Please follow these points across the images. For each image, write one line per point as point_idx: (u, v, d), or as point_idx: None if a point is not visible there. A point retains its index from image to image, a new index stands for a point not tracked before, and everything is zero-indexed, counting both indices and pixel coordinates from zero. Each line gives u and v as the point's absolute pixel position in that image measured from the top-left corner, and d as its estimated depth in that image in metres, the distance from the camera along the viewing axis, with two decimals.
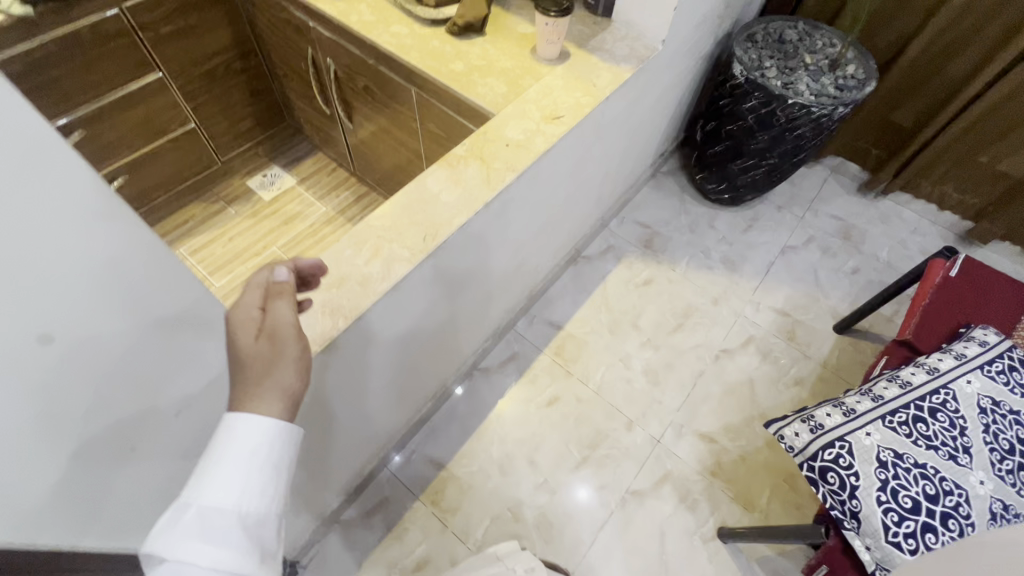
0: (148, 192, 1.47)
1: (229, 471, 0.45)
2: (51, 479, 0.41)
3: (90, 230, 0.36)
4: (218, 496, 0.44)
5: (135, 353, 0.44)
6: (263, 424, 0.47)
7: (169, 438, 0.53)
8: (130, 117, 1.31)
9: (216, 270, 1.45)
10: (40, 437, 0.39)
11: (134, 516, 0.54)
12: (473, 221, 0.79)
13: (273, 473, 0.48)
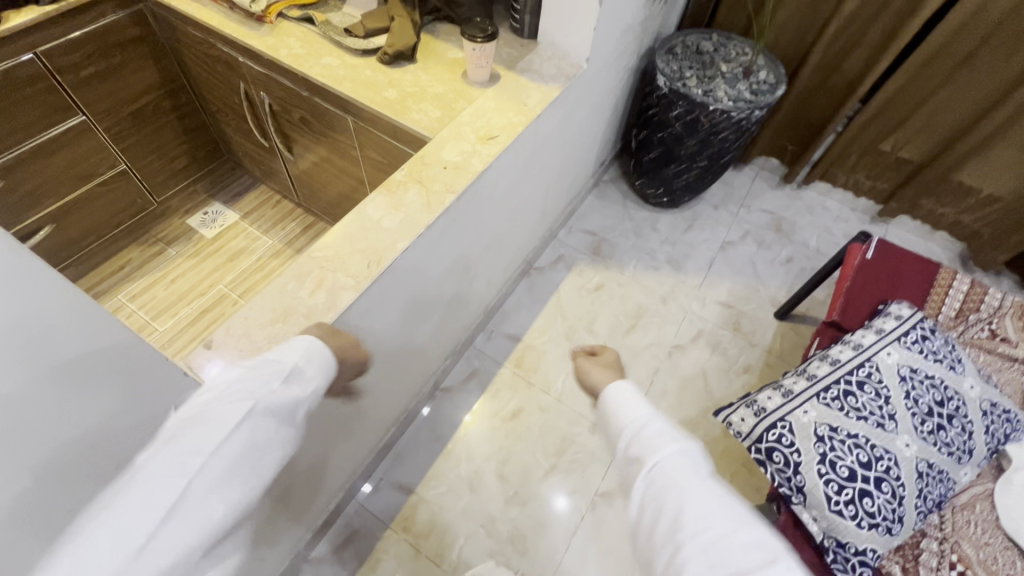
0: (79, 240, 1.40)
1: (261, 373, 0.56)
2: None
3: None
4: (242, 386, 0.54)
5: (62, 408, 0.48)
6: (304, 351, 0.60)
7: None
8: (53, 163, 1.25)
9: (158, 314, 1.39)
10: None
11: None
12: (416, 243, 0.81)
13: (288, 392, 0.57)
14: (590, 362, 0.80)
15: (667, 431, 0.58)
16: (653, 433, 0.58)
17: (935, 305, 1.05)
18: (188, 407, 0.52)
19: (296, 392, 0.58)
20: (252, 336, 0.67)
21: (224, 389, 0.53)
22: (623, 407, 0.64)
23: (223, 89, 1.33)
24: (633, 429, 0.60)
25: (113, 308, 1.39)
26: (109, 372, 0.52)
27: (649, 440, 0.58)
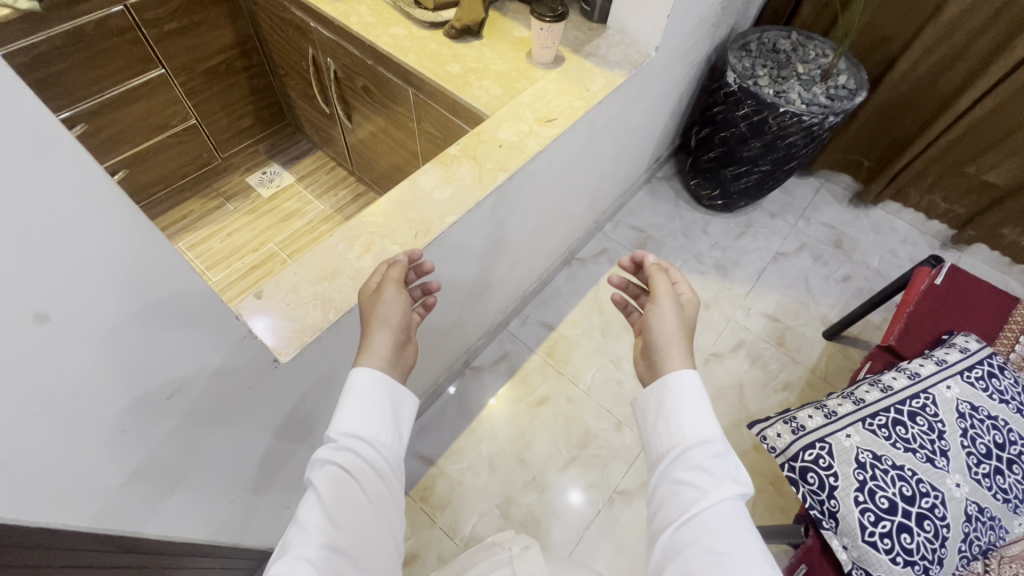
0: (148, 187, 1.49)
1: (365, 424, 0.58)
2: (32, 454, 0.42)
3: (110, 228, 0.38)
4: (356, 445, 0.57)
5: (142, 334, 0.46)
6: (385, 379, 0.61)
7: (154, 420, 0.54)
8: (131, 112, 1.33)
9: (213, 265, 1.46)
10: (25, 414, 0.40)
11: (114, 495, 0.55)
12: (464, 218, 0.81)
13: (395, 421, 0.61)
14: (665, 307, 0.71)
15: (730, 467, 0.59)
16: (712, 465, 0.59)
17: (1008, 342, 0.98)
18: (314, 481, 0.55)
19: (399, 418, 0.62)
20: (300, 291, 0.69)
21: (344, 455, 0.56)
22: (688, 416, 0.63)
23: (292, 53, 1.37)
24: (691, 449, 0.61)
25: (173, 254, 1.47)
26: (171, 300, 0.47)
27: (707, 470, 0.59)
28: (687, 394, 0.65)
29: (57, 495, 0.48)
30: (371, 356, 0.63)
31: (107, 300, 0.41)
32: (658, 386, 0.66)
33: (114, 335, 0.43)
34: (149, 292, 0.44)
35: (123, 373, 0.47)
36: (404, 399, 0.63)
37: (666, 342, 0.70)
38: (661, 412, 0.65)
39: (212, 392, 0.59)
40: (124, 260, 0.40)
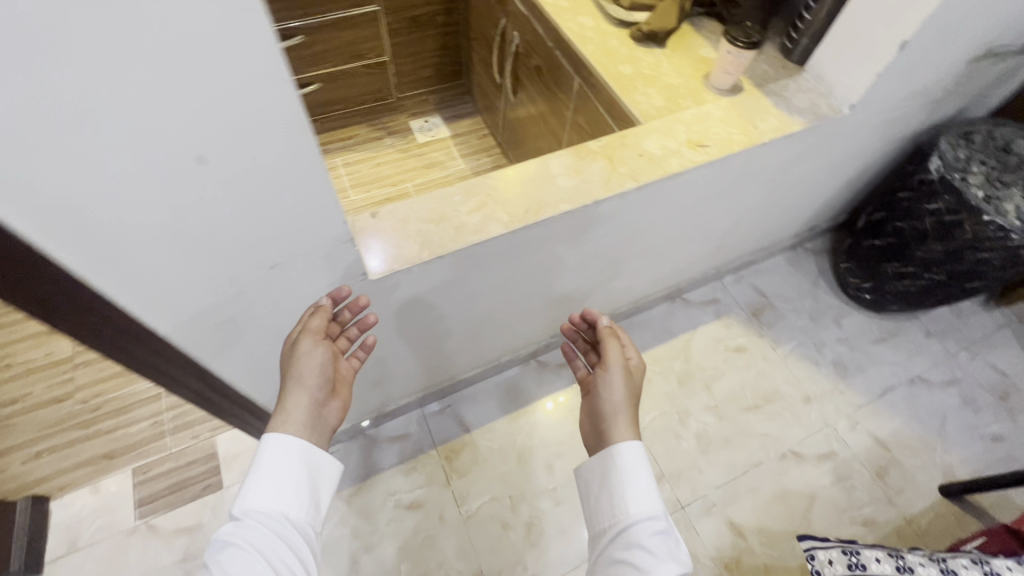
0: (332, 105, 1.70)
1: (269, 498, 0.62)
2: (168, 265, 0.52)
3: (271, 107, 0.43)
4: (259, 517, 0.61)
5: (273, 208, 0.53)
6: (304, 444, 0.66)
7: (261, 283, 0.62)
8: (340, 37, 1.52)
9: (357, 186, 1.63)
10: (170, 233, 0.49)
11: (214, 328, 0.65)
12: (578, 212, 0.80)
13: (313, 490, 0.66)
14: (616, 376, 0.80)
15: (669, 545, 0.67)
16: (651, 543, 0.66)
17: None
18: (217, 563, 0.58)
19: (318, 490, 0.66)
20: (408, 224, 0.74)
21: (245, 531, 0.60)
22: (627, 495, 0.71)
23: (487, 21, 1.46)
24: (630, 527, 0.69)
25: (330, 165, 1.67)
26: (303, 189, 0.53)
27: (644, 548, 0.66)
28: (627, 469, 0.72)
29: (177, 307, 0.58)
30: (286, 421, 0.66)
31: (249, 166, 0.47)
32: (599, 461, 0.74)
33: (252, 199, 0.51)
34: (290, 174, 0.51)
35: (249, 234, 0.54)
36: (324, 465, 0.67)
37: (615, 410, 0.79)
38: (602, 487, 0.73)
39: (309, 280, 0.67)
40: (276, 139, 0.46)
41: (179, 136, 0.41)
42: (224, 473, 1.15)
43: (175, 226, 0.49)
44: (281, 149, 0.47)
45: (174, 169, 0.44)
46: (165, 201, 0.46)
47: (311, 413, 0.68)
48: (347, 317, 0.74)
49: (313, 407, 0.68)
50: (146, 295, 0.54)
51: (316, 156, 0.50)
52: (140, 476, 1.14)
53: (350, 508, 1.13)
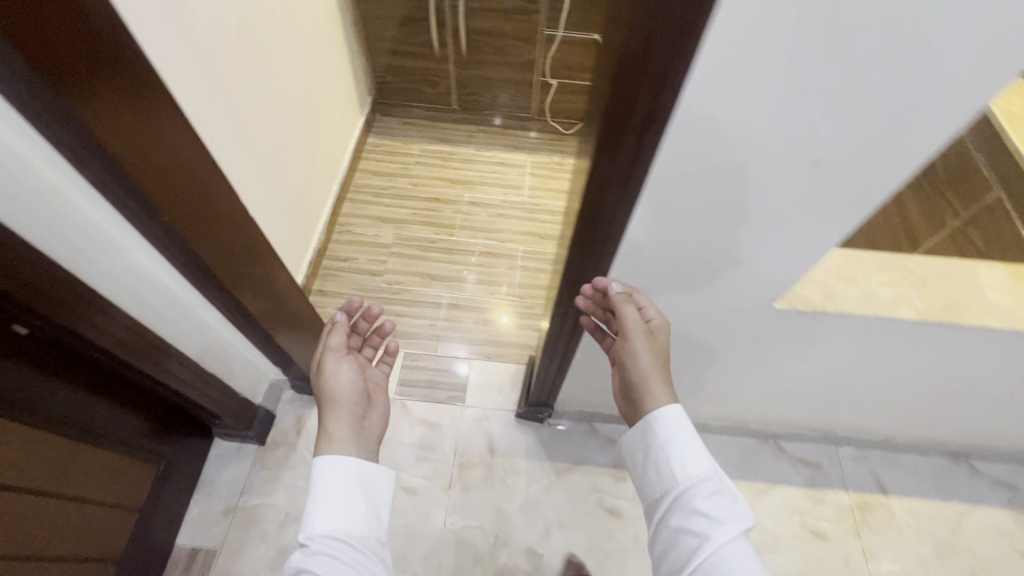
0: None
1: (332, 518, 0.77)
2: (685, 233, 0.60)
3: (910, 146, 0.45)
4: (329, 536, 0.76)
5: (798, 220, 0.57)
6: (355, 460, 0.82)
7: (711, 272, 0.68)
8: None
9: None
10: (719, 211, 0.56)
11: (637, 287, 0.73)
12: (997, 332, 0.73)
13: (372, 505, 0.81)
14: (638, 346, 0.72)
15: (727, 504, 0.66)
16: (706, 506, 0.66)
17: None
18: None
19: (375, 502, 0.82)
20: (818, 269, 0.75)
21: (316, 555, 0.74)
22: (675, 463, 0.70)
23: None
24: (682, 494, 0.68)
25: None
26: (838, 214, 0.55)
27: (699, 514, 0.66)
28: (668, 438, 0.71)
29: (646, 262, 0.68)
30: (334, 442, 0.86)
31: (831, 183, 0.51)
32: (643, 430, 0.74)
33: (795, 207, 0.55)
34: (844, 200, 0.53)
35: (757, 234, 0.59)
36: (377, 480, 0.84)
37: (641, 381, 0.75)
38: (648, 460, 0.73)
39: (741, 278, 0.69)
40: (877, 170, 0.49)
41: (844, 124, 0.44)
42: (470, 393, 1.30)
43: (729, 207, 0.55)
44: (866, 180, 0.50)
45: (785, 168, 0.49)
46: (749, 187, 0.52)
47: (352, 426, 0.89)
48: (365, 325, 1.04)
49: (353, 419, 0.90)
50: (645, 247, 0.64)
51: (901, 181, 0.50)
52: (409, 361, 1.34)
53: (558, 481, 1.18)
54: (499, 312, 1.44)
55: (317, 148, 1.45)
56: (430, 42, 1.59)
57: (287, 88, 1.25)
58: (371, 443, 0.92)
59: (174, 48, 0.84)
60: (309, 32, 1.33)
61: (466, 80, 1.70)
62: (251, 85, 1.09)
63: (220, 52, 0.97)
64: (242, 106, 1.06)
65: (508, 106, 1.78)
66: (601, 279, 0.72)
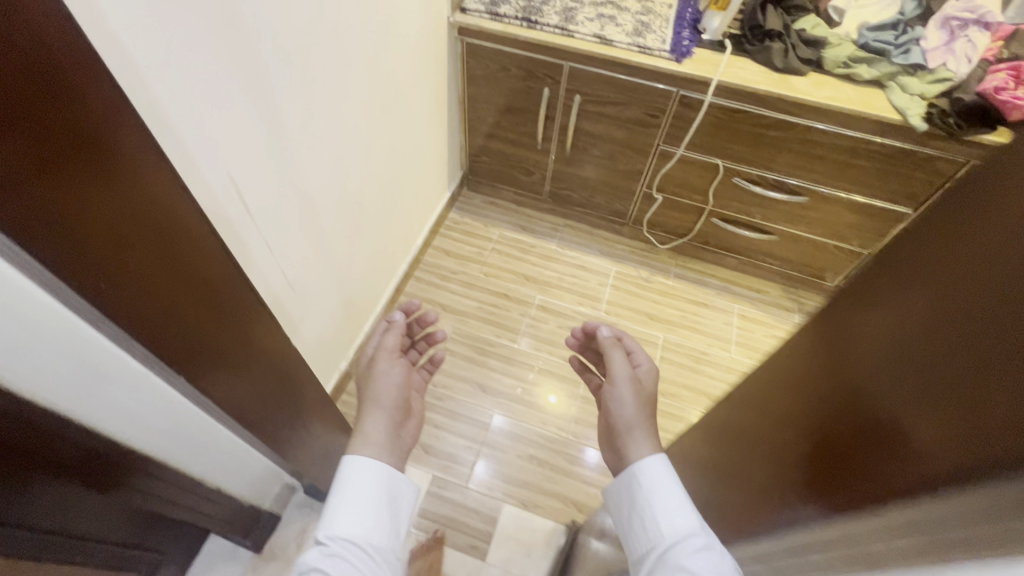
0: (764, 258, 1.59)
1: (354, 522, 0.62)
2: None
3: None
4: (343, 544, 0.60)
5: None
6: (386, 468, 0.68)
7: None
8: (843, 216, 1.36)
9: (741, 345, 1.50)
10: None
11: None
12: None
13: (395, 515, 0.66)
14: (624, 384, 0.89)
15: (708, 561, 0.55)
16: (690, 561, 0.57)
17: None
18: None
19: (399, 512, 0.67)
20: None
21: (328, 561, 0.58)
22: (667, 512, 0.64)
23: None
24: (668, 547, 0.60)
25: (725, 309, 1.57)
26: None
27: (686, 571, 0.57)
28: (661, 480, 0.68)
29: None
30: (366, 443, 0.73)
31: None
32: (629, 477, 0.70)
33: None
34: None
35: None
36: (405, 486, 0.69)
37: (629, 426, 0.84)
38: (638, 509, 0.68)
39: None
40: None
41: None
42: (494, 547, 1.12)
43: None
44: None
45: None
46: None
47: (389, 431, 0.76)
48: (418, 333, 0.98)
49: (390, 425, 0.78)
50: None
51: None
52: (435, 486, 1.19)
53: None
54: (547, 390, 1.37)
55: (390, 233, 1.34)
56: (534, 134, 1.49)
57: (374, 178, 1.16)
58: (402, 458, 0.78)
59: (258, 156, 0.74)
60: (410, 117, 1.25)
61: (563, 176, 1.59)
62: (338, 181, 1.00)
63: (312, 152, 0.88)
64: (321, 206, 0.96)
65: (601, 209, 1.65)
66: (592, 324, 0.98)
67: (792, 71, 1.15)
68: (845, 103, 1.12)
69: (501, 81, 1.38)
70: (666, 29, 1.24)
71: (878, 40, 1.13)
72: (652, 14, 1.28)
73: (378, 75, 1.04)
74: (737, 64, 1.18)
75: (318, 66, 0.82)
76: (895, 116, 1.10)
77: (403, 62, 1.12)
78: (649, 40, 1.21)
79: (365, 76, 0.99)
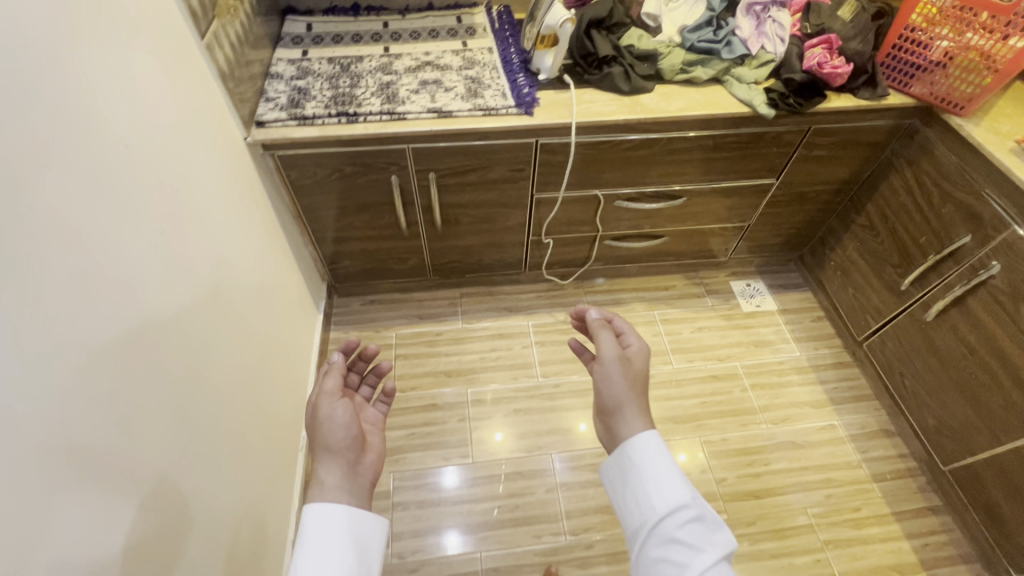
0: (660, 257, 1.59)
1: None
2: None
3: None
4: None
5: None
6: (345, 508, 0.66)
7: None
8: (719, 202, 1.39)
9: (678, 351, 1.49)
10: None
11: None
12: None
13: (361, 559, 0.64)
14: (614, 365, 0.83)
15: (701, 533, 0.68)
16: (685, 534, 0.69)
17: None
18: None
19: (367, 553, 0.66)
20: None
21: None
22: (655, 490, 0.72)
23: (908, 222, 1.26)
24: (661, 524, 0.70)
25: (648, 320, 1.55)
26: None
27: (681, 542, 0.68)
28: (646, 460, 0.75)
29: None
30: (322, 490, 0.67)
31: None
32: (623, 452, 0.77)
33: None
34: None
35: None
36: (372, 529, 0.67)
37: (618, 405, 0.81)
38: (626, 486, 0.75)
39: None
40: None
41: None
42: None
43: None
44: None
45: None
46: None
47: (344, 475, 0.68)
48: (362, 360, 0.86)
49: (345, 472, 0.69)
50: None
51: None
52: None
53: None
54: (494, 429, 1.31)
55: (281, 423, 1.08)
56: (396, 223, 1.29)
57: (237, 394, 0.89)
58: (368, 497, 0.71)
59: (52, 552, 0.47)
60: (248, 284, 0.98)
61: (443, 251, 1.42)
62: (192, 445, 0.73)
63: (137, 444, 0.61)
64: (182, 494, 0.69)
65: (494, 268, 1.51)
66: (582, 305, 0.91)
67: (640, 90, 1.11)
68: (699, 110, 1.10)
69: (338, 183, 1.16)
70: (500, 79, 1.12)
71: (703, 40, 1.13)
72: (477, 65, 1.15)
73: (194, 284, 0.77)
74: (586, 98, 1.11)
75: (99, 348, 0.56)
76: (745, 108, 1.11)
77: (212, 235, 0.84)
78: (488, 97, 1.08)
79: (171, 292, 0.71)
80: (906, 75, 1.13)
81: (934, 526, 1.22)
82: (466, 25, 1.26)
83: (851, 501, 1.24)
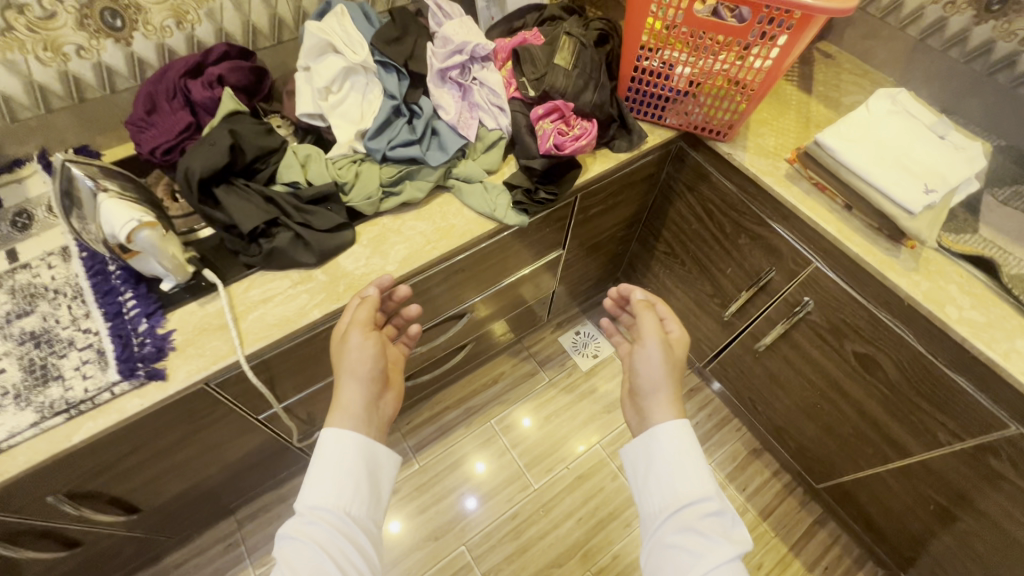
0: (472, 356, 1.29)
1: (332, 495, 0.60)
2: None
3: None
4: (318, 519, 0.59)
5: None
6: (361, 438, 0.64)
7: None
8: (510, 292, 1.10)
9: (533, 463, 1.23)
10: None
11: None
12: None
13: (374, 485, 0.64)
14: (649, 348, 0.77)
15: (719, 525, 0.64)
16: (704, 522, 0.64)
17: None
18: (279, 561, 0.56)
19: (378, 488, 0.65)
20: None
21: (305, 530, 0.58)
22: (680, 478, 0.68)
23: (708, 250, 1.10)
24: (682, 508, 0.66)
25: (487, 437, 1.26)
26: None
27: (697, 530, 0.64)
28: (675, 452, 0.70)
29: None
30: (344, 414, 0.65)
31: None
32: (646, 435, 0.73)
33: None
34: None
35: None
36: (386, 473, 0.66)
37: (653, 389, 0.76)
38: (652, 466, 0.71)
39: None
40: None
41: None
42: None
43: None
44: None
45: None
46: None
47: (369, 405, 0.67)
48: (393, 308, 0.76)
49: (369, 396, 0.67)
50: None
51: None
52: None
53: None
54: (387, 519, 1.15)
55: None
56: (43, 553, 0.78)
57: None
58: (383, 429, 0.70)
59: None
60: None
61: (164, 518, 0.93)
62: None
63: None
64: None
65: (262, 480, 1.08)
66: (627, 285, 0.83)
67: (333, 251, 0.72)
68: (430, 250, 0.75)
69: None
70: (91, 316, 0.65)
71: (397, 143, 0.75)
72: (43, 300, 0.66)
73: None
74: (252, 298, 0.69)
75: None
76: (489, 223, 0.79)
77: None
78: (69, 371, 0.61)
79: None
80: (657, 107, 0.90)
81: (827, 540, 1.18)
82: (10, 210, 0.73)
83: (753, 557, 1.15)
